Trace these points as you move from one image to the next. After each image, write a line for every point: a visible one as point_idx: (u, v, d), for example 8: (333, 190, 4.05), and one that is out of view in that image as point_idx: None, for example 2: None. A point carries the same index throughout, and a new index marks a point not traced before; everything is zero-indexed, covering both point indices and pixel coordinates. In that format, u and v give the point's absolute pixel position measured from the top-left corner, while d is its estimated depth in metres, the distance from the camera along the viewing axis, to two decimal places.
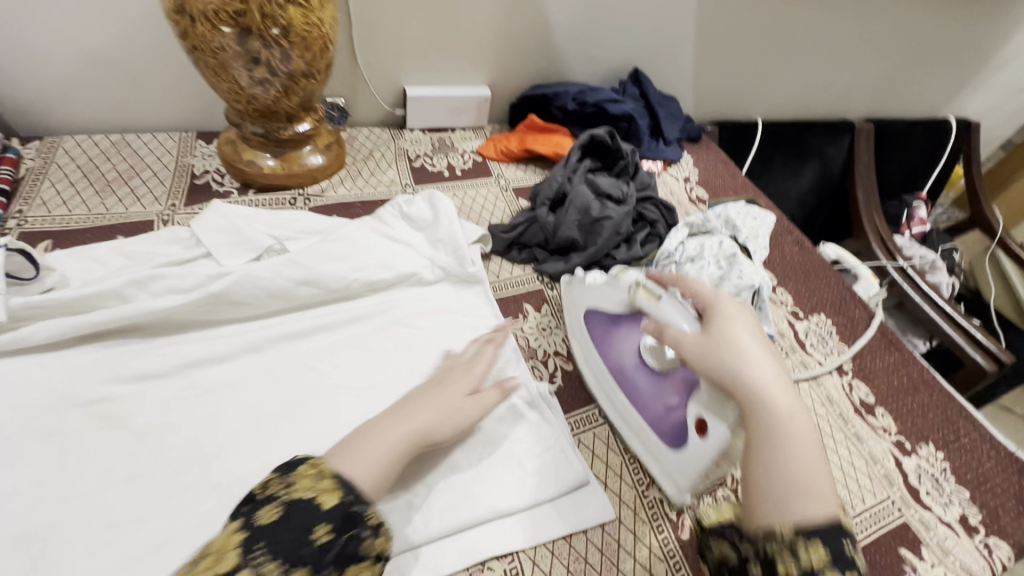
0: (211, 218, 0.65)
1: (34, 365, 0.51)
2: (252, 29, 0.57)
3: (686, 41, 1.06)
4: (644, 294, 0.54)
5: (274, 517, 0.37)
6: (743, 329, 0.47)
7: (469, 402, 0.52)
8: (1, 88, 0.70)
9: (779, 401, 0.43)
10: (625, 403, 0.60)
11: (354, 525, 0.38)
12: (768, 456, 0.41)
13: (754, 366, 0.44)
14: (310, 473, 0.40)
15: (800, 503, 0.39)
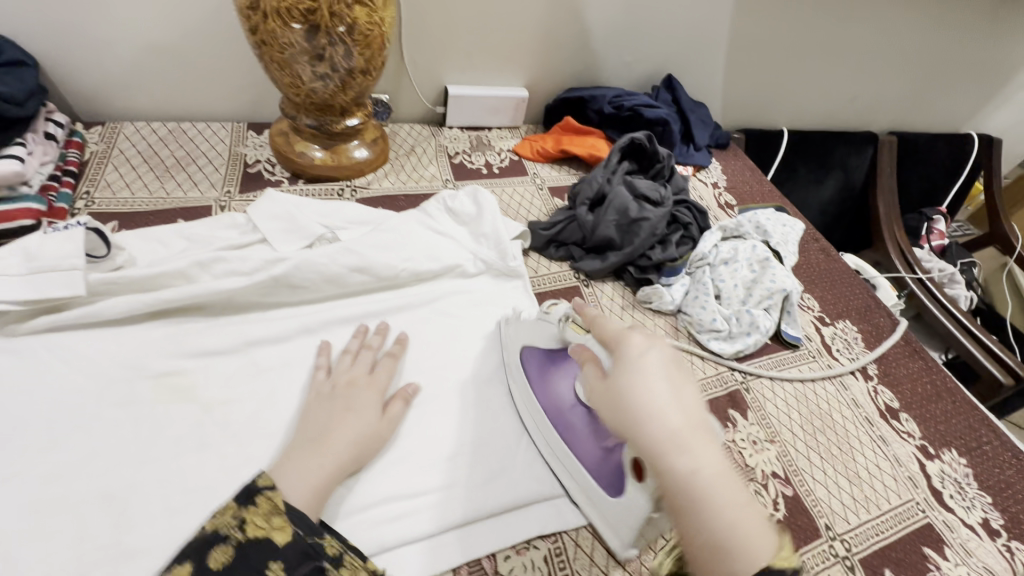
0: (267, 206, 0.68)
1: (109, 338, 0.54)
2: (320, 26, 0.59)
3: (719, 50, 1.09)
4: (573, 327, 0.55)
5: (226, 561, 0.38)
6: (634, 371, 0.37)
7: (378, 422, 0.52)
8: (67, 75, 0.73)
9: (670, 458, 0.34)
10: (562, 448, 0.54)
11: (311, 560, 0.40)
12: (686, 522, 0.34)
13: (648, 421, 0.35)
14: (264, 510, 0.41)
15: (737, 574, 0.32)
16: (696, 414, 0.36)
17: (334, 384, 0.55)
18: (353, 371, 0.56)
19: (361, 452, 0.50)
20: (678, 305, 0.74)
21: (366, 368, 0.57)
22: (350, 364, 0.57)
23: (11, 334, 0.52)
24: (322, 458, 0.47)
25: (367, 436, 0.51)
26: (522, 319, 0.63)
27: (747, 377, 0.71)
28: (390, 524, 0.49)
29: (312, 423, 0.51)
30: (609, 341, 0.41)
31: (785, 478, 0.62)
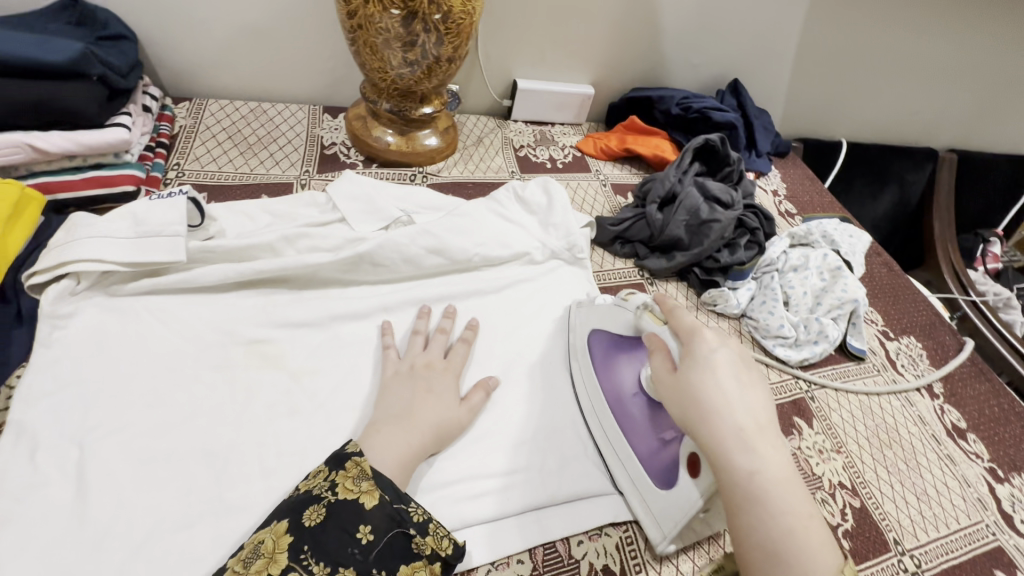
0: (347, 186, 0.69)
1: (204, 304, 0.56)
2: (417, 13, 0.61)
3: (786, 57, 1.08)
4: (650, 317, 0.53)
5: (318, 519, 0.39)
6: (709, 373, 0.43)
7: (456, 409, 0.52)
8: (161, 51, 0.75)
9: (734, 453, 0.40)
10: (618, 434, 0.54)
11: (397, 525, 0.40)
12: (741, 515, 0.39)
13: (718, 417, 0.41)
14: (354, 473, 0.42)
15: (786, 569, 0.36)
16: (763, 418, 0.42)
17: (411, 365, 0.55)
18: (428, 355, 0.56)
19: (442, 434, 0.50)
20: (743, 309, 0.74)
21: (440, 353, 0.57)
22: (422, 348, 0.57)
23: (116, 294, 0.54)
24: (408, 435, 0.48)
25: (445, 420, 0.51)
26: (596, 306, 0.62)
27: (812, 386, 0.71)
28: (467, 502, 0.50)
29: (391, 401, 0.51)
30: (685, 345, 0.47)
31: (852, 489, 0.61)
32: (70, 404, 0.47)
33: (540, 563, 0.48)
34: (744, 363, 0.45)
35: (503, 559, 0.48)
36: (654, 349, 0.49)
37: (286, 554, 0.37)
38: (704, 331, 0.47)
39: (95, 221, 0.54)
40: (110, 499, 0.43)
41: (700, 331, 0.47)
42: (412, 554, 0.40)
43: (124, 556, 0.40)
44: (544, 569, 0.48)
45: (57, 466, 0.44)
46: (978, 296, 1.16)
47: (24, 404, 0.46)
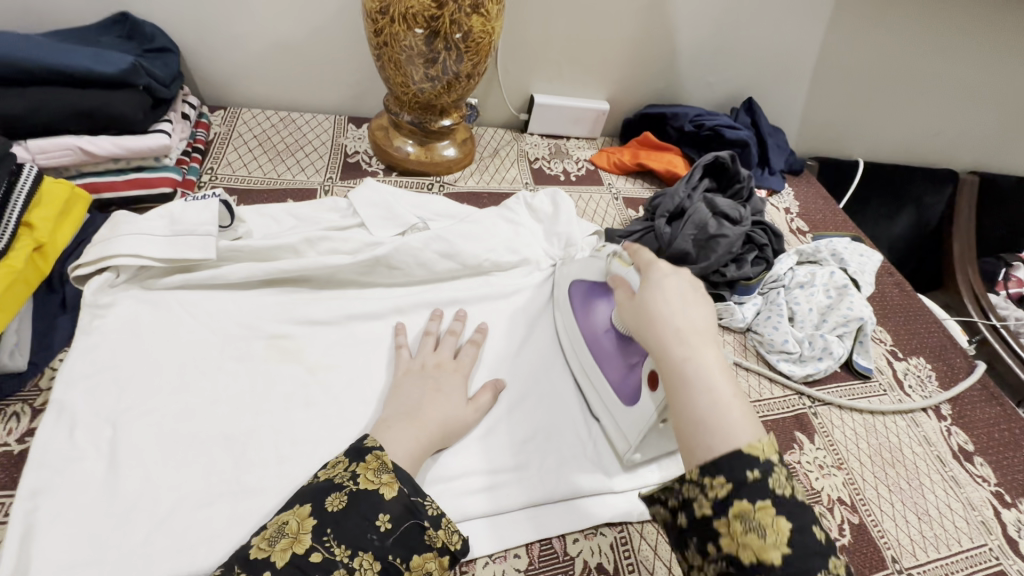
0: (367, 192, 0.72)
1: (230, 298, 0.60)
2: (440, 32, 0.65)
3: (801, 77, 1.09)
4: (618, 261, 0.57)
5: (340, 505, 0.41)
6: (656, 290, 0.49)
7: (462, 408, 0.55)
8: (201, 63, 0.81)
9: (673, 347, 0.45)
10: (592, 365, 0.61)
11: (413, 515, 0.43)
12: (675, 399, 0.43)
13: (661, 321, 0.47)
14: (374, 466, 0.44)
15: (710, 440, 0.40)
16: (702, 324, 0.47)
17: (422, 364, 0.58)
18: (438, 356, 0.59)
19: (448, 432, 0.53)
20: (748, 323, 0.75)
21: (449, 355, 0.59)
22: (433, 349, 0.60)
23: (151, 288, 0.58)
24: (417, 431, 0.50)
25: (451, 418, 0.53)
26: (574, 260, 0.68)
27: (815, 402, 0.71)
28: (468, 497, 0.52)
29: (402, 398, 0.53)
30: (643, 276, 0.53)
31: (851, 505, 0.61)
32: (105, 387, 0.51)
33: (536, 559, 0.50)
34: (691, 285, 0.50)
35: (501, 552, 0.50)
36: (619, 287, 0.55)
37: (309, 535, 0.40)
38: (659, 262, 0.53)
39: (136, 220, 0.58)
40: (138, 475, 0.46)
41: (656, 263, 0.53)
42: (425, 544, 0.42)
43: (147, 528, 0.44)
44: (540, 565, 0.50)
45: (91, 442, 0.47)
46: (998, 321, 1.14)
47: (65, 384, 0.50)
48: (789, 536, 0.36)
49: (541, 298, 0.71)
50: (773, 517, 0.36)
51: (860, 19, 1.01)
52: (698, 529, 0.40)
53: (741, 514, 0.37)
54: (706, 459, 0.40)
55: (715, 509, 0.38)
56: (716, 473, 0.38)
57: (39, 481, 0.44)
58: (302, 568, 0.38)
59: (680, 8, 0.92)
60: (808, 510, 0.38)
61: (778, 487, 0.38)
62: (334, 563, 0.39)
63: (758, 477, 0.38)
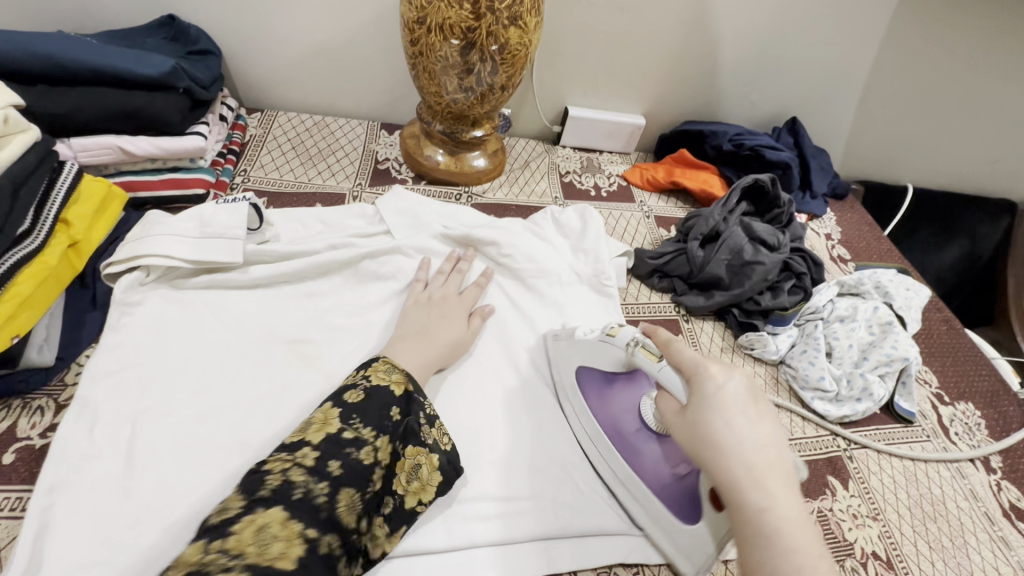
0: (394, 200, 0.72)
1: (253, 302, 0.61)
2: (475, 44, 0.64)
3: (849, 98, 1.04)
4: (644, 353, 0.51)
5: (359, 397, 0.46)
6: (714, 410, 0.40)
7: (464, 330, 0.60)
8: (242, 67, 0.82)
9: (747, 495, 0.37)
10: (627, 473, 0.53)
11: (419, 406, 0.48)
12: (751, 561, 0.36)
13: (727, 455, 0.39)
14: (382, 369, 0.49)
15: None
16: (774, 456, 0.39)
17: (429, 296, 0.63)
18: (443, 290, 0.63)
19: (454, 349, 0.59)
20: (782, 355, 0.72)
21: (454, 290, 0.64)
22: (441, 283, 0.65)
23: (179, 287, 0.59)
24: (428, 347, 0.56)
25: (457, 339, 0.59)
26: (575, 337, 0.59)
27: (851, 445, 0.67)
28: (480, 521, 0.50)
29: (412, 323, 0.59)
30: (690, 382, 0.44)
31: (887, 561, 0.57)
32: (128, 386, 0.51)
33: None
34: (753, 396, 0.41)
35: None
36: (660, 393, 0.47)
37: (338, 418, 0.44)
38: (709, 364, 0.43)
39: (167, 221, 0.59)
40: (153, 477, 0.46)
41: (705, 365, 0.43)
42: (426, 435, 0.47)
43: (157, 532, 0.43)
44: None
45: (109, 441, 0.47)
46: None
47: (89, 380, 0.50)
48: None
49: (540, 376, 0.62)
50: None
51: (918, 39, 0.96)
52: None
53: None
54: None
55: None
56: None
57: (56, 477, 0.45)
58: (337, 442, 0.42)
59: (726, 24, 0.89)
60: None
61: None
62: (365, 440, 0.43)
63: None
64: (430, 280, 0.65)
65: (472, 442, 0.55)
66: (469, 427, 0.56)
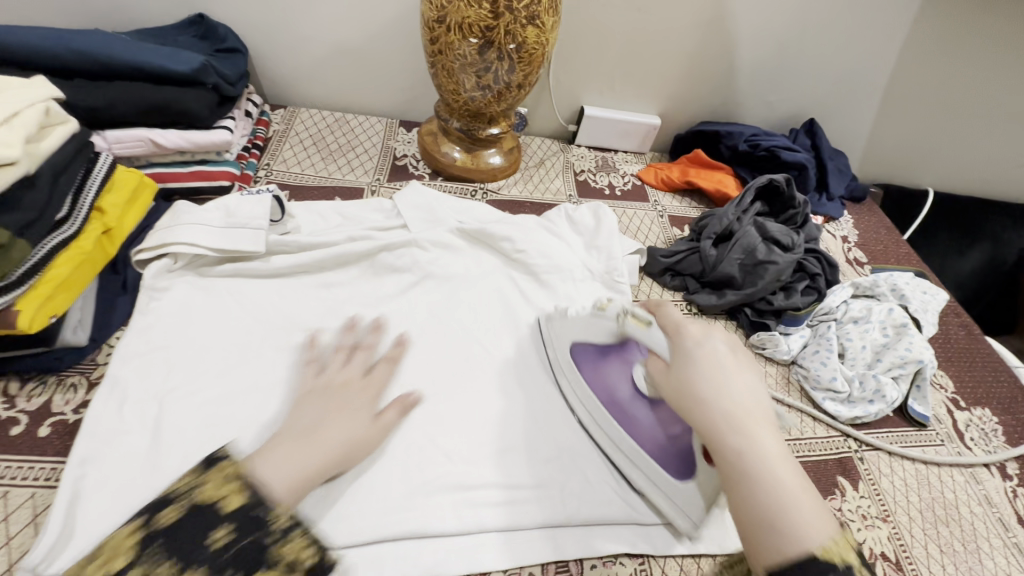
0: (411, 195, 0.74)
1: (275, 291, 0.63)
2: (494, 43, 0.65)
3: (869, 99, 1.03)
4: (633, 320, 0.54)
5: (172, 518, 0.35)
6: (694, 363, 0.45)
7: (369, 427, 0.50)
8: (268, 64, 0.85)
9: (727, 433, 0.41)
10: (623, 438, 0.54)
11: (255, 528, 0.35)
12: (732, 489, 0.39)
13: (707, 400, 0.43)
14: (223, 471, 0.38)
15: (780, 542, 0.35)
16: (749, 399, 0.43)
17: (327, 382, 0.52)
18: (346, 373, 0.53)
19: (353, 452, 0.47)
20: (793, 356, 0.71)
21: (359, 371, 0.54)
22: (341, 366, 0.54)
23: (205, 275, 0.61)
24: (311, 452, 0.44)
25: (356, 438, 0.48)
26: (568, 316, 0.62)
27: (862, 446, 0.67)
28: (486, 509, 0.51)
29: (300, 419, 0.47)
30: (673, 343, 0.49)
31: (896, 563, 0.57)
32: (155, 366, 0.53)
33: None
34: (729, 350, 0.46)
35: (517, 568, 0.49)
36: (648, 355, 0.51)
37: (121, 555, 0.33)
38: (687, 326, 0.49)
39: (194, 211, 0.61)
40: (177, 454, 0.48)
41: (684, 328, 0.49)
42: (267, 564, 0.34)
43: None
44: None
45: (137, 418, 0.50)
46: None
47: (119, 360, 0.53)
48: None
49: (533, 355, 0.64)
50: None
51: (941, 40, 0.95)
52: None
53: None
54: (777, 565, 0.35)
55: None
56: None
57: (88, 450, 0.47)
58: None
59: (744, 24, 0.89)
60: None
61: None
62: None
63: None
64: (327, 362, 0.55)
65: (483, 431, 0.56)
66: (477, 419, 0.57)
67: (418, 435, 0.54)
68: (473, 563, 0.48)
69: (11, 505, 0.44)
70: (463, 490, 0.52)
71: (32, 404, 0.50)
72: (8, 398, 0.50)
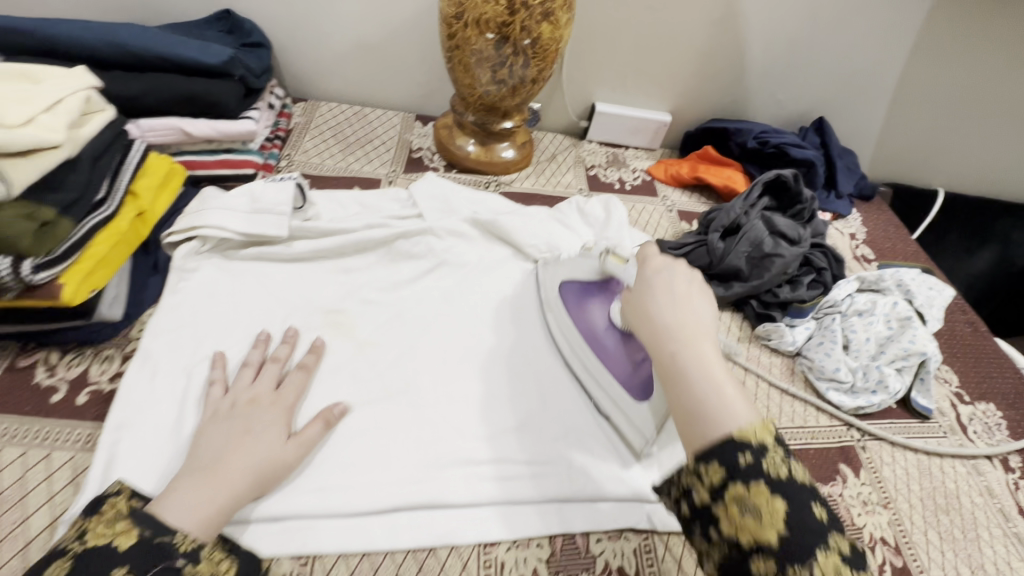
0: (427, 186, 0.76)
1: (297, 274, 0.65)
2: (509, 38, 0.68)
3: (880, 98, 1.04)
4: (614, 258, 0.65)
5: (58, 573, 0.34)
6: (648, 290, 0.49)
7: (283, 448, 0.48)
8: (291, 59, 0.88)
9: (666, 341, 0.45)
10: (595, 363, 0.60)
11: (161, 558, 0.37)
12: (671, 389, 0.43)
13: (655, 316, 0.47)
14: (105, 518, 0.39)
15: (703, 428, 0.40)
16: (695, 318, 0.46)
17: (232, 403, 0.50)
18: (253, 391, 0.52)
19: (265, 476, 0.46)
20: (798, 347, 0.73)
21: (269, 387, 0.53)
22: (250, 382, 0.53)
23: (230, 258, 0.64)
24: (213, 488, 0.43)
25: (267, 461, 0.47)
26: (562, 261, 0.69)
27: (864, 436, 0.68)
28: (493, 483, 0.53)
29: (207, 448, 0.46)
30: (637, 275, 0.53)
31: (894, 547, 0.58)
32: (183, 341, 0.56)
33: (558, 551, 0.51)
34: (686, 281, 0.49)
35: (523, 539, 0.51)
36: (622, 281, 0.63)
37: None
38: (651, 260, 0.52)
39: (222, 197, 0.64)
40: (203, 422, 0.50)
41: (647, 261, 0.53)
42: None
43: None
44: (561, 557, 0.50)
45: (167, 388, 0.52)
46: None
47: (151, 335, 0.56)
48: (786, 518, 0.35)
49: (528, 296, 0.70)
50: (768, 499, 0.35)
51: (952, 40, 0.95)
52: (699, 519, 0.39)
53: (737, 498, 0.36)
54: (698, 450, 0.39)
55: (713, 497, 0.37)
56: (709, 464, 0.38)
57: (123, 417, 0.50)
58: None
59: (754, 23, 0.91)
60: (811, 491, 0.37)
61: (773, 470, 0.37)
62: None
63: (751, 461, 0.37)
64: (232, 381, 0.53)
65: (493, 409, 0.58)
66: (487, 399, 0.59)
67: (433, 412, 0.57)
68: (483, 532, 0.50)
69: (53, 465, 0.47)
70: (473, 466, 0.54)
71: (71, 374, 0.53)
72: (49, 367, 0.53)
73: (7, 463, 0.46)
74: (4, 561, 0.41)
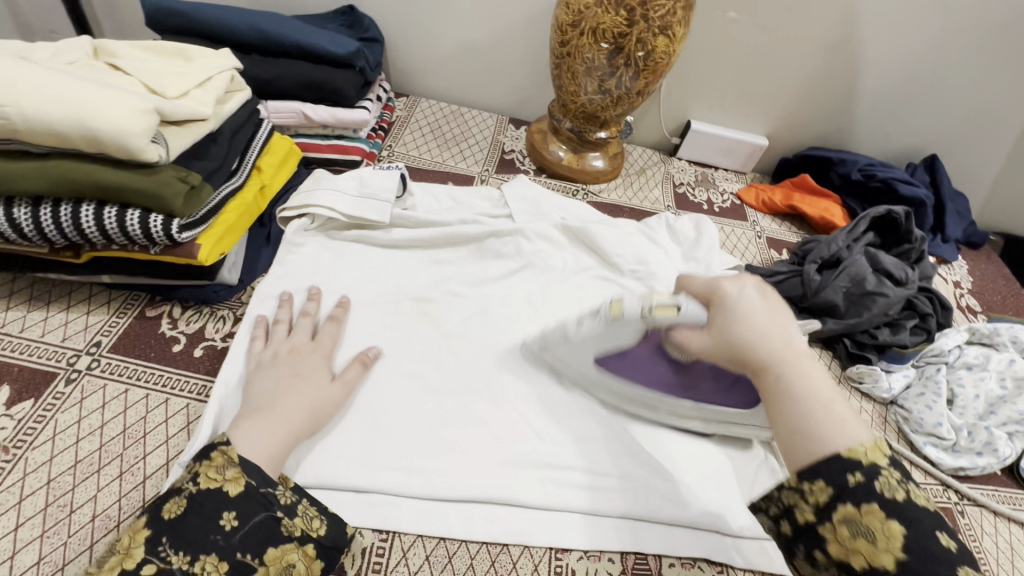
0: (520, 187, 0.78)
1: (391, 260, 0.68)
2: (623, 49, 0.68)
3: (1003, 141, 0.97)
4: (664, 312, 0.46)
5: (176, 512, 0.38)
6: (734, 319, 0.45)
7: (330, 387, 0.52)
8: (401, 56, 0.92)
9: (768, 364, 0.43)
10: (695, 403, 0.54)
11: (263, 508, 0.40)
12: (775, 409, 0.42)
13: (754, 344, 0.43)
14: (217, 463, 0.40)
15: (811, 445, 0.39)
16: (785, 335, 0.44)
17: (274, 354, 0.53)
18: (292, 341, 0.54)
19: (316, 418, 0.49)
20: (894, 395, 0.68)
21: (307, 336, 0.55)
22: (286, 335, 0.55)
23: (333, 237, 0.68)
24: (273, 424, 0.46)
25: (316, 403, 0.50)
26: (568, 339, 0.55)
27: (963, 500, 0.62)
28: (568, 490, 0.52)
29: (255, 392, 0.49)
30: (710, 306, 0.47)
31: None
32: None
33: (630, 569, 0.49)
34: (760, 293, 0.47)
35: (596, 551, 0.50)
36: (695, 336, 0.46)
37: (140, 550, 0.36)
38: (721, 283, 0.47)
39: (333, 179, 0.68)
40: None
41: (720, 286, 0.47)
42: (283, 537, 0.40)
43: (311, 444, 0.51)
44: None
45: None
46: None
47: (258, 300, 0.59)
48: (902, 543, 0.34)
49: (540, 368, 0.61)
50: (882, 521, 0.35)
51: None
52: (804, 538, 0.38)
53: (846, 518, 0.36)
54: (805, 465, 0.39)
55: (819, 515, 0.37)
56: (817, 481, 0.38)
57: (229, 374, 0.52)
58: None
59: (872, 53, 0.87)
60: (934, 519, 0.36)
61: (888, 490, 0.36)
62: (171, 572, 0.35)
63: (862, 481, 0.36)
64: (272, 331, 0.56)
65: (571, 415, 0.58)
66: (564, 404, 0.59)
67: (512, 409, 0.57)
68: (556, 539, 0.50)
69: (170, 410, 0.51)
70: (547, 468, 0.54)
71: (190, 328, 0.57)
72: (171, 321, 0.58)
73: (132, 402, 0.50)
74: (124, 492, 0.45)
